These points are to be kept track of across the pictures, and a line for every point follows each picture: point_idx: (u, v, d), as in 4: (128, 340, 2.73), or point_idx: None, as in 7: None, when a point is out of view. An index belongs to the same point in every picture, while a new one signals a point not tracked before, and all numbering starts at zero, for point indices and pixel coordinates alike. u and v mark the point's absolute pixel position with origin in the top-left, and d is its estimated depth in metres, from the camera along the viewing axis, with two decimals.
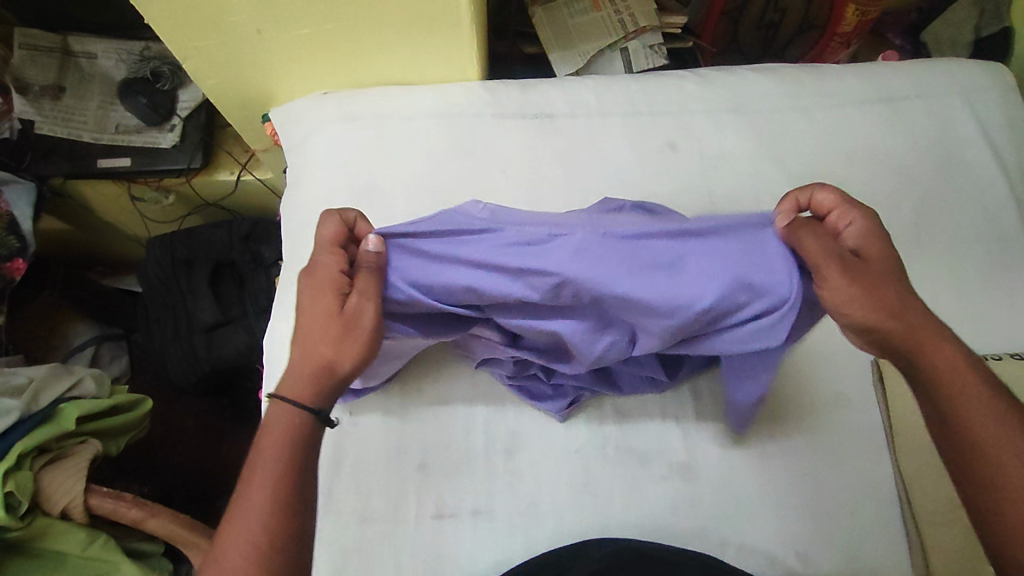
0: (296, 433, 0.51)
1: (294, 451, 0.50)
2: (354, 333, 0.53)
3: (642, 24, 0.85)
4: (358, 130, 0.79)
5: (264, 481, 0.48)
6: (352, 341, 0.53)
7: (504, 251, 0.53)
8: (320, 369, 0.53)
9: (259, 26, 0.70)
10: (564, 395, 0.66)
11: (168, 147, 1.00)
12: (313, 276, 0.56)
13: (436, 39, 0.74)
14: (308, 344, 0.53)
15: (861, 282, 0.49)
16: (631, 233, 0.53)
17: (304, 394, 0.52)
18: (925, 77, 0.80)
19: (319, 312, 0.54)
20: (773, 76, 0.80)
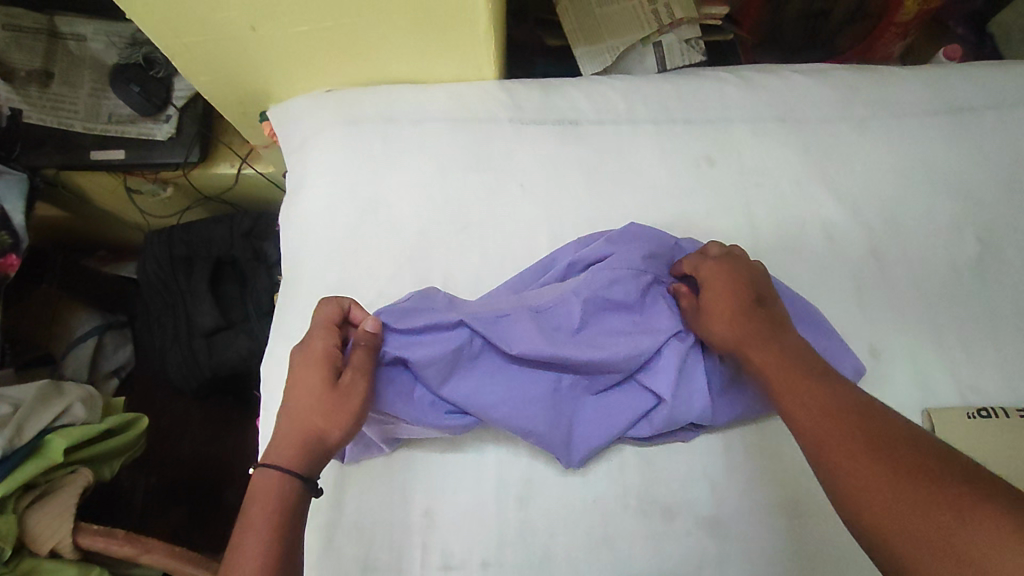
0: (285, 498, 0.48)
1: (283, 517, 0.47)
2: (348, 407, 0.51)
3: (678, 16, 0.77)
4: (363, 136, 0.72)
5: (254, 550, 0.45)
6: (346, 411, 0.51)
7: (478, 316, 0.59)
8: (310, 439, 0.50)
9: (252, 22, 0.62)
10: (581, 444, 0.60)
11: (163, 140, 0.94)
12: (305, 351, 0.54)
13: (447, 36, 0.67)
14: (298, 416, 0.51)
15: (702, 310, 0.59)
16: (550, 301, 0.60)
17: (293, 462, 0.49)
18: (997, 84, 0.71)
19: (312, 387, 0.51)
20: (824, 80, 0.71)
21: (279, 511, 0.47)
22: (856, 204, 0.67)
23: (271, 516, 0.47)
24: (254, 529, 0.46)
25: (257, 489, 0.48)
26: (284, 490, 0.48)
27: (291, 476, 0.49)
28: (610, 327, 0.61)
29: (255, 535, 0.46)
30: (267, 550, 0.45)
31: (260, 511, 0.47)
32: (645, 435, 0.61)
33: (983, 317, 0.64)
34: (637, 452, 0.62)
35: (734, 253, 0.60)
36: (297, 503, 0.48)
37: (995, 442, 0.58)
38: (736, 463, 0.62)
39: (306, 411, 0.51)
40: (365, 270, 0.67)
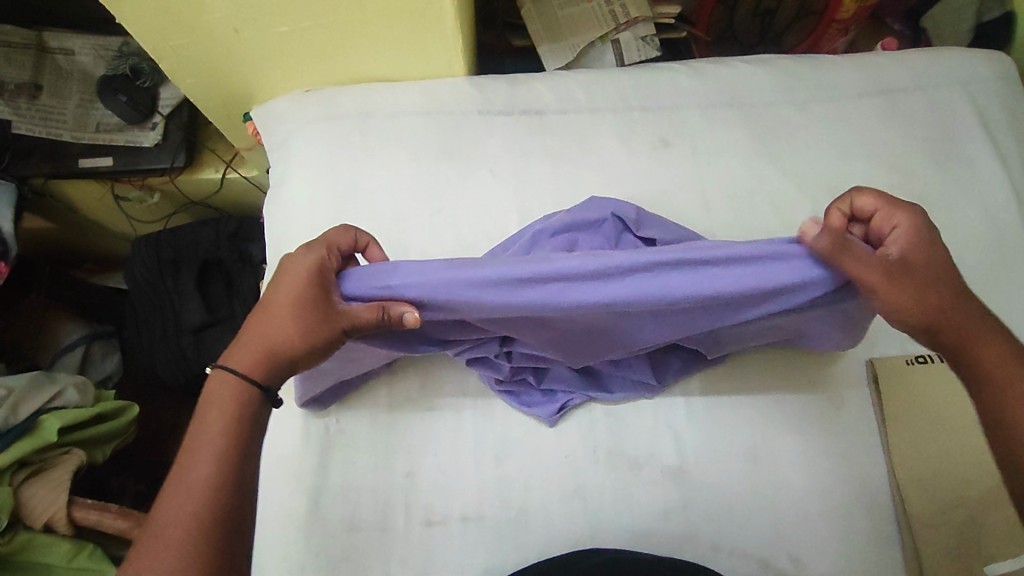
0: (240, 414, 0.48)
1: (235, 435, 0.48)
2: (325, 328, 0.51)
3: (634, 15, 0.83)
4: (342, 129, 0.77)
5: (207, 464, 0.46)
6: (319, 333, 0.51)
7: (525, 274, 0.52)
8: (274, 350, 0.51)
9: (235, 24, 0.67)
10: (554, 400, 0.67)
11: (150, 146, 0.98)
12: (290, 265, 0.53)
13: (418, 35, 0.72)
14: (271, 325, 0.51)
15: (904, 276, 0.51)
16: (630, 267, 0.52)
17: (251, 368, 0.50)
18: (925, 68, 0.77)
19: (290, 300, 0.51)
20: (767, 68, 0.78)
21: (233, 419, 0.48)
22: (800, 178, 0.73)
23: (226, 424, 0.48)
24: (207, 433, 0.47)
25: (215, 389, 0.49)
26: (240, 404, 0.49)
27: (252, 383, 0.49)
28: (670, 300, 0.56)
29: (208, 451, 0.46)
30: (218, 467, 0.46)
31: (215, 424, 0.48)
32: (616, 393, 0.67)
33: None
34: (604, 410, 0.68)
35: (924, 212, 0.51)
36: (254, 413, 0.49)
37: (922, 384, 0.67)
38: (694, 418, 0.67)
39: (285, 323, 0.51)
40: None
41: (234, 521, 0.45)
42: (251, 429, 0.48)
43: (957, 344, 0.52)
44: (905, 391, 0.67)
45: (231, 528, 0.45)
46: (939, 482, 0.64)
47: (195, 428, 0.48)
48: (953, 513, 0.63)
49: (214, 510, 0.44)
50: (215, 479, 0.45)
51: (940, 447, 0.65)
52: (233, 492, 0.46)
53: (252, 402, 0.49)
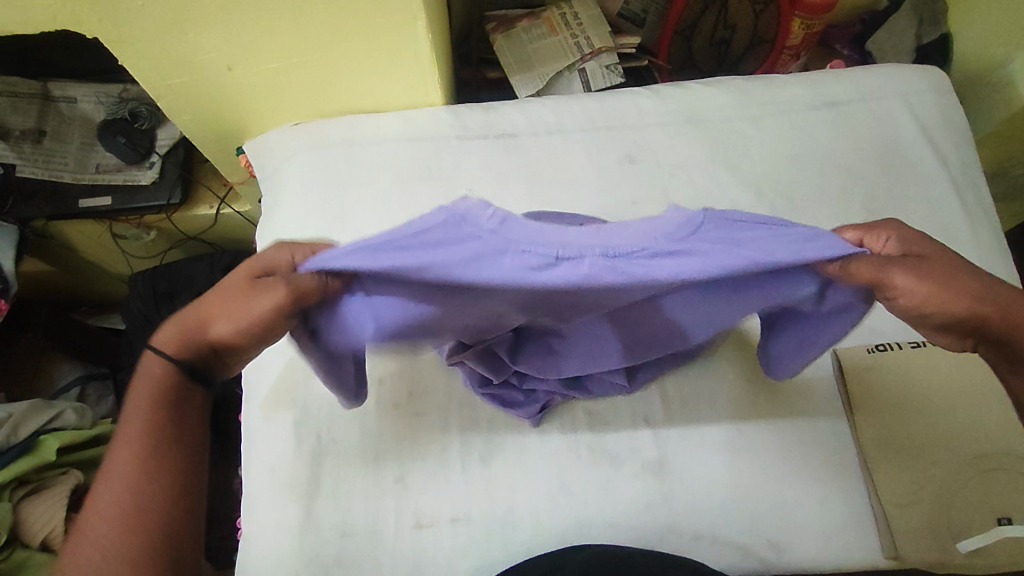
0: (154, 396, 0.53)
1: (151, 421, 0.52)
2: (239, 314, 0.49)
3: (597, 46, 0.91)
4: (328, 158, 0.82)
5: (127, 449, 0.51)
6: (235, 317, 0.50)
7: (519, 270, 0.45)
8: (194, 332, 0.52)
9: (228, 62, 0.73)
10: (536, 401, 0.69)
11: (146, 184, 1.03)
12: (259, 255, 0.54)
13: (398, 67, 0.78)
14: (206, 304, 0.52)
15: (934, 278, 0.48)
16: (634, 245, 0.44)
17: (169, 343, 0.52)
18: (867, 82, 0.84)
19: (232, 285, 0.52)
20: (722, 87, 0.84)
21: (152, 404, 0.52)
22: (757, 185, 0.79)
23: (142, 410, 0.52)
24: (128, 415, 0.52)
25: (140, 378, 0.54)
26: (156, 388, 0.53)
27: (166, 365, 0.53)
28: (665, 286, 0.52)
29: (128, 435, 0.51)
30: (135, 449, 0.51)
31: (137, 408, 0.52)
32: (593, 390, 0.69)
33: None
34: (586, 409, 0.70)
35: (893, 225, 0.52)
36: (164, 405, 0.52)
37: (891, 375, 0.69)
38: (673, 414, 0.70)
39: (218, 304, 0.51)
40: None
41: (153, 497, 0.50)
42: (165, 412, 0.52)
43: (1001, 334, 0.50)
44: (869, 381, 0.69)
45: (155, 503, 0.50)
46: (908, 464, 0.66)
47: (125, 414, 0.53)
48: (922, 493, 0.65)
49: (134, 494, 0.49)
50: (135, 462, 0.50)
51: (908, 432, 0.67)
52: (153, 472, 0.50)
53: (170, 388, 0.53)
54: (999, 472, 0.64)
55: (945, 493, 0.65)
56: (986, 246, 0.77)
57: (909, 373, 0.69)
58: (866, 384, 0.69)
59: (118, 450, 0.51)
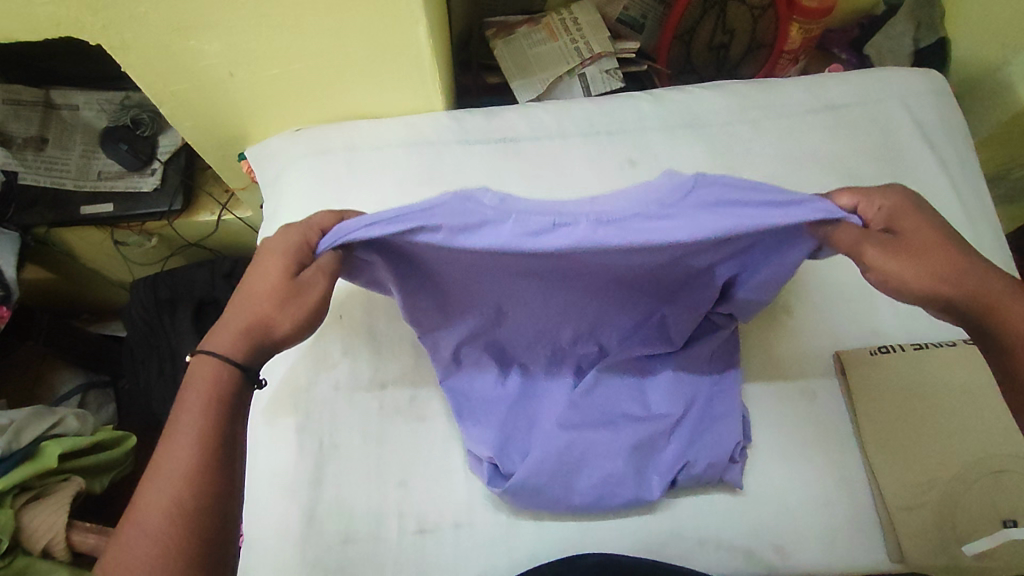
0: (220, 388, 0.54)
1: (209, 419, 0.52)
2: (300, 303, 0.58)
3: (596, 51, 0.91)
4: (329, 162, 0.82)
5: (187, 443, 0.51)
6: (295, 306, 0.58)
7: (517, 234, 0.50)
8: (252, 329, 0.57)
9: (230, 69, 0.74)
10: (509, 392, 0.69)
11: (149, 191, 1.04)
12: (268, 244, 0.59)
13: (399, 74, 0.78)
14: (247, 305, 0.57)
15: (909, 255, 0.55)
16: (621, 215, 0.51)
17: (230, 349, 0.55)
18: (865, 85, 0.84)
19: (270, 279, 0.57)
20: (721, 91, 0.85)
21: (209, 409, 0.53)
22: None
23: (207, 403, 0.53)
24: (195, 415, 0.52)
25: (196, 372, 0.54)
26: (221, 380, 0.54)
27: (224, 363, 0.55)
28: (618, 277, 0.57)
29: (188, 433, 0.52)
30: (204, 444, 0.51)
31: (195, 409, 0.53)
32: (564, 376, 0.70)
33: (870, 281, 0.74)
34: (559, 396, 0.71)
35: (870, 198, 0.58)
36: (231, 399, 0.54)
37: (893, 373, 0.69)
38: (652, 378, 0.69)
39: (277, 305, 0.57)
40: None
41: (226, 499, 0.51)
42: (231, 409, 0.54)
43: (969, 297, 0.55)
44: (871, 378, 0.69)
45: (213, 505, 0.50)
46: (914, 467, 0.65)
47: (178, 408, 0.53)
48: (927, 496, 0.64)
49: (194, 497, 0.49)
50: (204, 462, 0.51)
51: (914, 436, 0.67)
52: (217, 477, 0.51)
53: (226, 393, 0.54)
54: (1006, 474, 0.63)
55: (954, 495, 0.64)
56: (986, 248, 0.77)
57: (912, 375, 0.69)
58: (869, 384, 0.69)
59: (176, 442, 0.51)
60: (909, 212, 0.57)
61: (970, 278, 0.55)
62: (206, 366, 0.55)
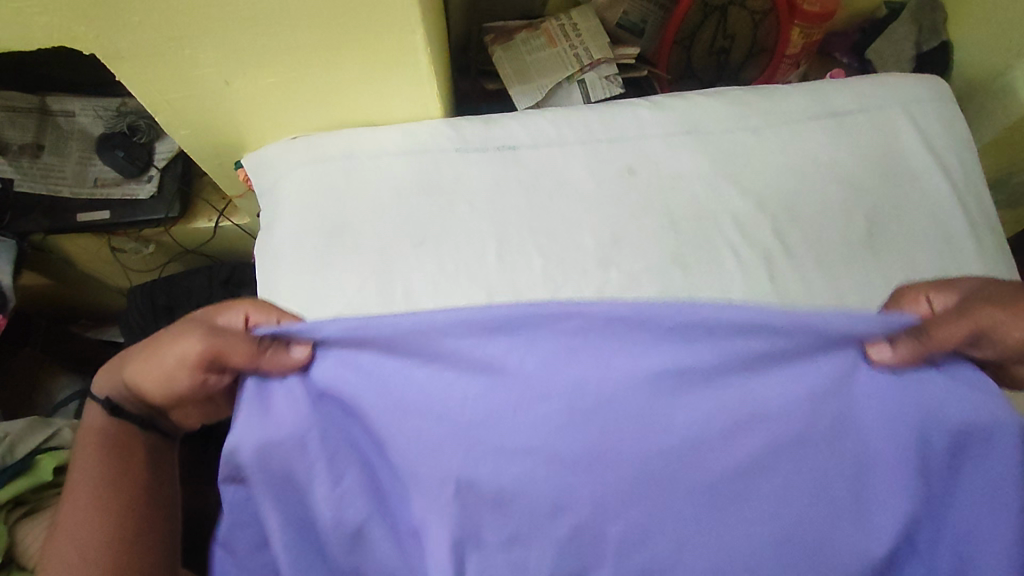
0: (100, 440, 0.67)
1: (103, 463, 0.65)
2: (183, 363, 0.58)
3: (596, 57, 0.91)
4: (327, 170, 0.82)
5: (83, 486, 0.64)
6: (179, 363, 0.58)
7: (479, 327, 0.50)
8: (160, 380, 0.60)
9: (226, 77, 0.73)
10: None
11: (146, 198, 1.03)
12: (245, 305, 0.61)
13: (396, 82, 0.78)
14: (173, 344, 0.61)
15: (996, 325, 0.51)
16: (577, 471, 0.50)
17: (138, 381, 0.62)
18: (867, 92, 0.84)
19: (197, 332, 0.59)
20: (722, 98, 0.84)
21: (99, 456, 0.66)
22: (758, 196, 0.78)
23: (96, 454, 0.66)
24: (86, 463, 0.65)
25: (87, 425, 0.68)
26: (104, 432, 0.67)
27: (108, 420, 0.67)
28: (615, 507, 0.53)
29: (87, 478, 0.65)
30: (97, 485, 0.64)
31: (86, 458, 0.66)
32: None
33: (872, 290, 0.73)
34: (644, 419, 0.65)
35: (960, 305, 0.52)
36: (114, 447, 0.67)
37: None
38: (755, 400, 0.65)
39: (173, 334, 0.59)
40: (335, 286, 0.75)
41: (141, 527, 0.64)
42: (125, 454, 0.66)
43: None
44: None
45: (125, 531, 0.63)
46: None
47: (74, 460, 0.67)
48: None
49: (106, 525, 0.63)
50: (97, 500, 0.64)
51: None
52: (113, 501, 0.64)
53: (111, 436, 0.67)
54: None
55: None
56: (989, 257, 0.76)
57: None
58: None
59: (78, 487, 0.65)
60: (972, 282, 0.55)
61: None
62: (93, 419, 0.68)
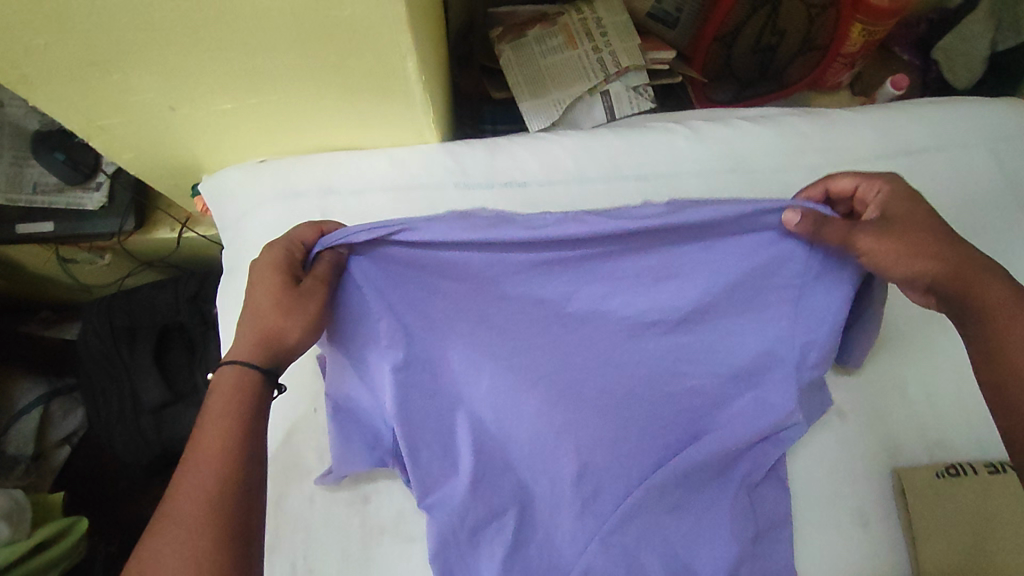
0: (243, 389, 0.50)
1: (241, 407, 0.49)
2: (300, 311, 0.50)
3: (625, 64, 0.76)
4: (300, 208, 0.69)
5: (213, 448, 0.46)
6: (297, 316, 0.50)
7: (517, 239, 0.48)
8: (266, 338, 0.51)
9: (171, 103, 0.59)
10: (640, 418, 0.59)
11: (94, 209, 0.89)
12: (266, 258, 0.52)
13: (382, 108, 0.63)
14: (257, 315, 0.51)
15: (912, 241, 0.50)
16: (544, 438, 0.59)
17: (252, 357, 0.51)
18: (941, 124, 0.71)
19: (270, 291, 0.51)
20: (773, 126, 0.71)
21: (230, 417, 0.48)
22: None
23: (229, 413, 0.48)
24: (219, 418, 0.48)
25: (219, 380, 0.50)
26: (240, 382, 0.50)
27: (251, 369, 0.50)
28: (594, 458, 0.59)
29: (213, 434, 0.47)
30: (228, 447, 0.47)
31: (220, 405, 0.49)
32: (652, 380, 0.58)
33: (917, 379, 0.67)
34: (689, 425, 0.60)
35: (903, 178, 0.53)
36: (254, 403, 0.49)
37: (957, 503, 0.59)
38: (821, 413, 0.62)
39: (250, 300, 0.52)
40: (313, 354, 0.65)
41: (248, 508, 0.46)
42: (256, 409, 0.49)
43: (959, 293, 0.52)
44: (927, 510, 0.59)
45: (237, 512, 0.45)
46: None
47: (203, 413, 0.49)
48: None
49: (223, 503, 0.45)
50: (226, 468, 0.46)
51: None
52: (237, 493, 0.45)
53: (252, 386, 0.50)
54: None
55: None
56: None
57: (969, 507, 0.59)
58: (923, 519, 0.59)
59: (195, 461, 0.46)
60: (908, 196, 0.52)
61: (966, 264, 0.51)
62: (230, 374, 0.50)
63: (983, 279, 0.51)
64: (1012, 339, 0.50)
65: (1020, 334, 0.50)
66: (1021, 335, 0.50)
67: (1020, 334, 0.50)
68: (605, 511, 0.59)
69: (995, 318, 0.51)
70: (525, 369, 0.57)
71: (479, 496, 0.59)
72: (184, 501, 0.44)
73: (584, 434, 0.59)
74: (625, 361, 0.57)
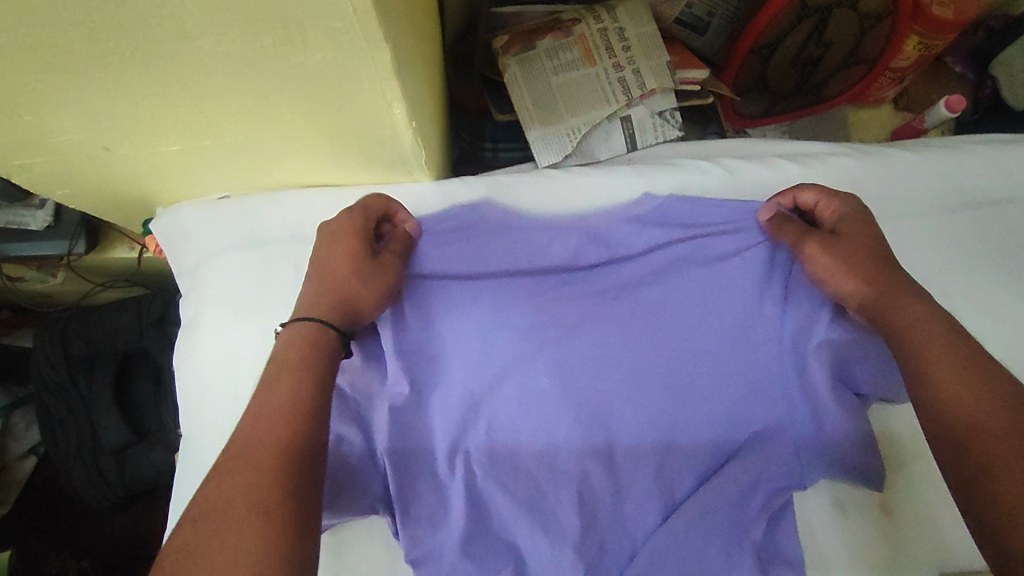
0: (316, 351, 0.46)
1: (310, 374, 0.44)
2: (380, 278, 0.52)
3: (650, 87, 0.65)
4: (266, 258, 0.59)
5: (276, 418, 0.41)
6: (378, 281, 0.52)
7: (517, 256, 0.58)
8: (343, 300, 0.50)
9: (105, 144, 0.48)
10: (650, 455, 0.54)
11: (38, 229, 0.77)
12: (335, 226, 0.54)
13: (368, 152, 0.53)
14: (334, 275, 0.51)
15: (835, 255, 0.53)
16: (550, 463, 0.54)
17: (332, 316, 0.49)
18: (1004, 169, 0.63)
19: (350, 254, 0.52)
20: (815, 170, 0.62)
21: (298, 383, 0.43)
22: None
23: (298, 371, 0.44)
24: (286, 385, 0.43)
25: (294, 339, 0.47)
26: (308, 347, 0.46)
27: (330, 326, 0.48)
28: (607, 486, 0.54)
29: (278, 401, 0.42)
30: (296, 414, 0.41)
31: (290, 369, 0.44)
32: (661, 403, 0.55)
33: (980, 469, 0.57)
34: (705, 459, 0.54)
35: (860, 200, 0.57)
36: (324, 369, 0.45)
37: None
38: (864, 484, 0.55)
39: (323, 264, 0.52)
40: None
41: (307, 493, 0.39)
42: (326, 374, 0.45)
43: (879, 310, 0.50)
44: None
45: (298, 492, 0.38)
46: None
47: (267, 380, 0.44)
48: None
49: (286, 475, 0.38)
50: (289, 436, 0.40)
51: None
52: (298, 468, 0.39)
53: (323, 347, 0.47)
54: None
55: None
56: None
57: None
58: None
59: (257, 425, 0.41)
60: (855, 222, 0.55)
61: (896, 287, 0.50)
62: (303, 331, 0.47)
63: (899, 299, 0.49)
64: (931, 354, 0.44)
65: (936, 345, 0.45)
66: (938, 346, 0.45)
67: (937, 347, 0.45)
68: (619, 546, 0.53)
69: (912, 340, 0.46)
70: (529, 387, 0.55)
71: (473, 555, 0.52)
72: (238, 471, 0.38)
73: (596, 454, 0.54)
74: (634, 385, 0.55)
